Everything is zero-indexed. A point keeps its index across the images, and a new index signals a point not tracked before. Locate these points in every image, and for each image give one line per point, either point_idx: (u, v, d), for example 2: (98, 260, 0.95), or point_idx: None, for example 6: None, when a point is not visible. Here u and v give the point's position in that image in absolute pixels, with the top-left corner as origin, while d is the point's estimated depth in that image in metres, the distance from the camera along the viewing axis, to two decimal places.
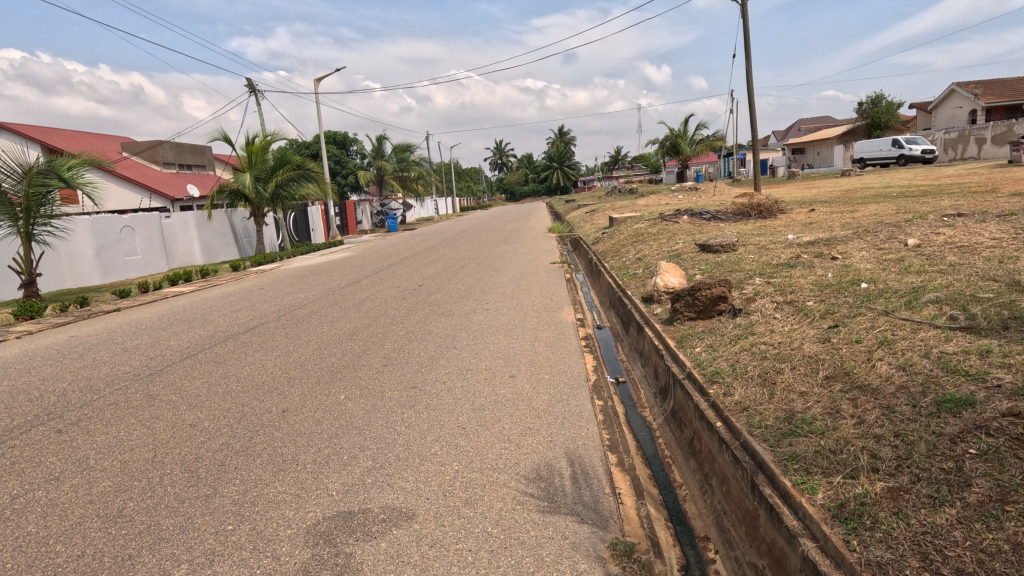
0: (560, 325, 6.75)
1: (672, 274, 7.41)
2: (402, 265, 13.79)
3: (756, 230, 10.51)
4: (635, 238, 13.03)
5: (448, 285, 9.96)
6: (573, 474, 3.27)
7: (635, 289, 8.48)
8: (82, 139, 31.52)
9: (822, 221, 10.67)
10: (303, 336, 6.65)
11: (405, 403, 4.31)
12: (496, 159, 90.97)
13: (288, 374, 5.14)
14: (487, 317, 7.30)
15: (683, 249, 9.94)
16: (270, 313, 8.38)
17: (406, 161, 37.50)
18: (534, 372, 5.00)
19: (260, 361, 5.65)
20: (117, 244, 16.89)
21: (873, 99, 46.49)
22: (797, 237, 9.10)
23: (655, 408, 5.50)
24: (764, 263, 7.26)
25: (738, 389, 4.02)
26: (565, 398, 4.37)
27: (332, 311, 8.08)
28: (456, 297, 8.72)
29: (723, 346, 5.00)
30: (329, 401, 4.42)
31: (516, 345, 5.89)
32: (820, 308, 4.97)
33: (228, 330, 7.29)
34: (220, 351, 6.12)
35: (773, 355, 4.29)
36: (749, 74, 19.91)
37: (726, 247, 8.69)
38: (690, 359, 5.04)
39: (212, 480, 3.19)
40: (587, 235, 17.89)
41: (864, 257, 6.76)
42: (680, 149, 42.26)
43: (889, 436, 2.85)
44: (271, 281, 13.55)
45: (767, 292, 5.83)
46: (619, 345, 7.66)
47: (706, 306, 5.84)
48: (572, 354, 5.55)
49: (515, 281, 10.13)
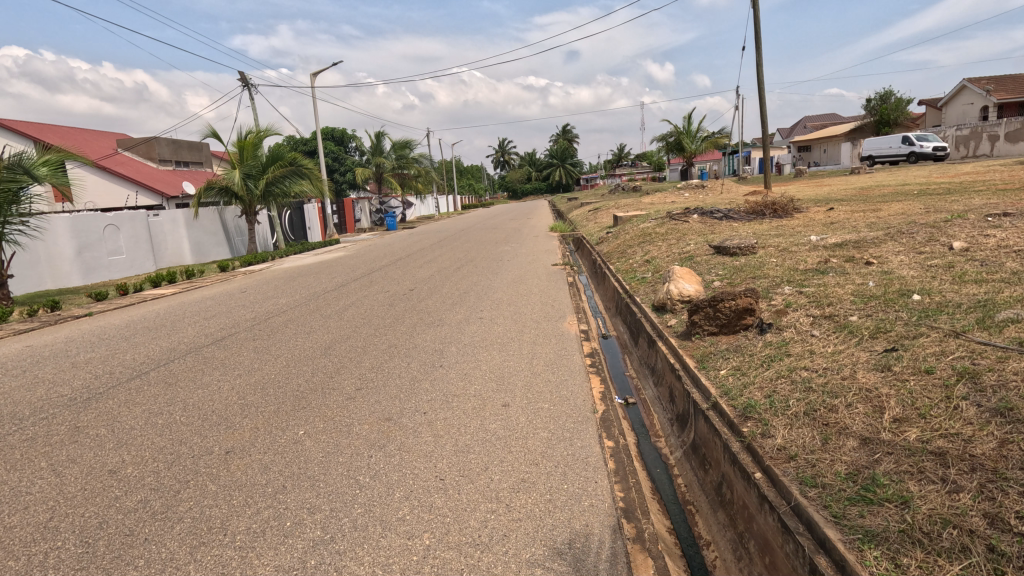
0: (562, 339, 6.00)
1: (688, 280, 6.63)
2: (397, 265, 13.07)
3: (774, 230, 9.75)
4: (642, 239, 12.25)
5: (441, 289, 9.24)
6: (579, 552, 2.52)
7: (645, 295, 7.74)
8: (74, 135, 30.85)
9: (845, 220, 9.89)
10: (272, 351, 5.90)
11: (374, 442, 3.58)
12: (498, 157, 90.27)
13: (244, 400, 4.41)
14: (481, 328, 6.56)
15: (696, 251, 9.20)
16: (245, 321, 7.66)
17: (405, 158, 36.80)
18: (530, 400, 4.25)
19: (217, 382, 4.92)
20: (99, 243, 16.20)
21: (881, 95, 45.62)
22: (821, 239, 8.32)
23: (671, 438, 4.74)
24: (790, 268, 6.51)
25: (781, 430, 3.28)
26: (566, 438, 3.61)
27: (311, 320, 7.33)
28: (448, 303, 7.95)
29: (754, 370, 4.23)
30: (284, 439, 3.68)
31: (511, 364, 5.14)
32: (868, 325, 4.21)
33: (194, 342, 6.55)
34: (176, 368, 5.38)
35: (820, 385, 3.54)
36: (759, 67, 19.09)
37: (744, 249, 7.93)
38: (714, 385, 4.28)
39: (110, 561, 2.46)
40: (590, 234, 17.16)
41: (904, 262, 6.00)
42: (685, 146, 41.42)
43: (1011, 521, 2.14)
44: (257, 283, 12.82)
45: (800, 303, 5.06)
46: (627, 358, 6.93)
47: (730, 320, 5.09)
48: (576, 376, 4.80)
49: (513, 286, 9.35)
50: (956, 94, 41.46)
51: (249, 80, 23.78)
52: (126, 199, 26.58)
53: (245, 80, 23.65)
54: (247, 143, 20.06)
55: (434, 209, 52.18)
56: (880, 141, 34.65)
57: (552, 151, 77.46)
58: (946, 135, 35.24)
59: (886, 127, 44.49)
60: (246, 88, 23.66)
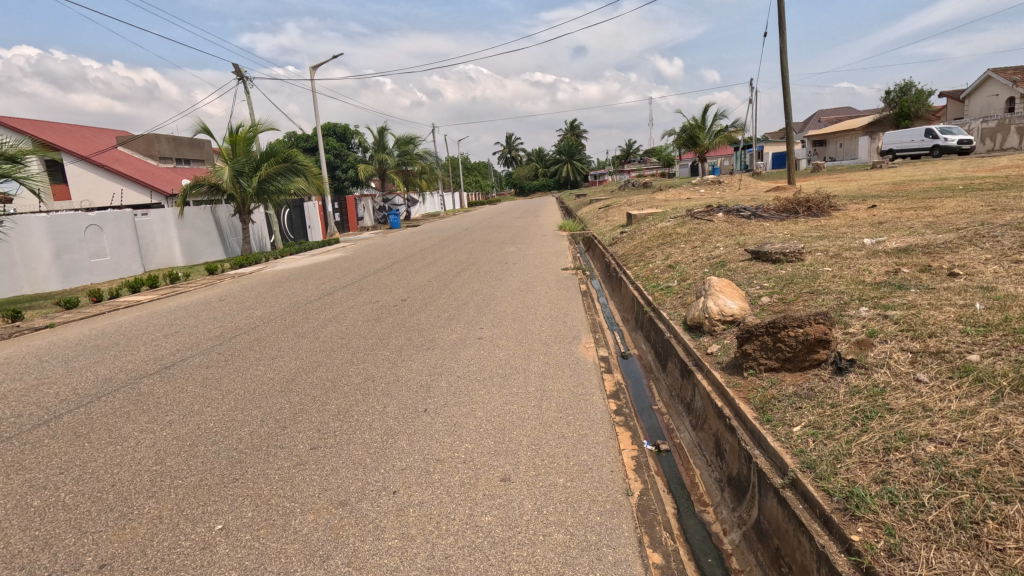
0: (578, 370, 4.86)
1: (730, 296, 5.47)
2: (393, 269, 12.02)
3: (815, 231, 8.58)
4: (662, 240, 11.10)
5: (438, 299, 8.17)
6: None
7: (674, 310, 6.60)
8: (73, 132, 30.07)
9: (896, 221, 8.70)
10: (224, 384, 4.85)
11: (315, 551, 2.50)
12: (506, 153, 89.15)
13: (161, 467, 3.33)
14: (481, 352, 5.48)
15: (727, 256, 8.07)
16: (209, 340, 6.62)
17: (409, 154, 35.74)
18: (538, 473, 3.13)
19: (139, 433, 3.86)
20: (80, 245, 15.25)
21: (900, 87, 43.99)
22: (877, 243, 7.14)
23: (724, 511, 3.60)
24: (856, 280, 5.34)
25: (925, 555, 2.14)
26: (591, 548, 2.50)
27: (282, 340, 6.27)
28: (443, 320, 6.85)
29: (844, 432, 3.09)
30: (188, 543, 2.58)
31: (514, 410, 4.03)
32: (1003, 370, 3.06)
33: (138, 369, 5.50)
34: (99, 411, 4.32)
35: (967, 474, 2.40)
36: (782, 54, 17.83)
37: (789, 256, 6.77)
38: (788, 451, 3.14)
39: None
40: (603, 233, 16.06)
41: (1002, 275, 4.84)
42: (698, 140, 40.04)
43: None
44: (242, 289, 11.82)
45: (888, 331, 3.89)
46: (654, 388, 5.84)
47: (796, 353, 3.95)
48: (598, 430, 3.68)
49: (518, 296, 8.23)
50: (980, 85, 39.86)
51: (244, 73, 22.79)
52: (118, 196, 25.74)
53: (241, 74, 22.67)
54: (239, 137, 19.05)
55: (440, 207, 51.16)
56: (902, 134, 33.14)
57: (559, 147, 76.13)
58: (971, 128, 33.73)
59: (906, 120, 42.92)
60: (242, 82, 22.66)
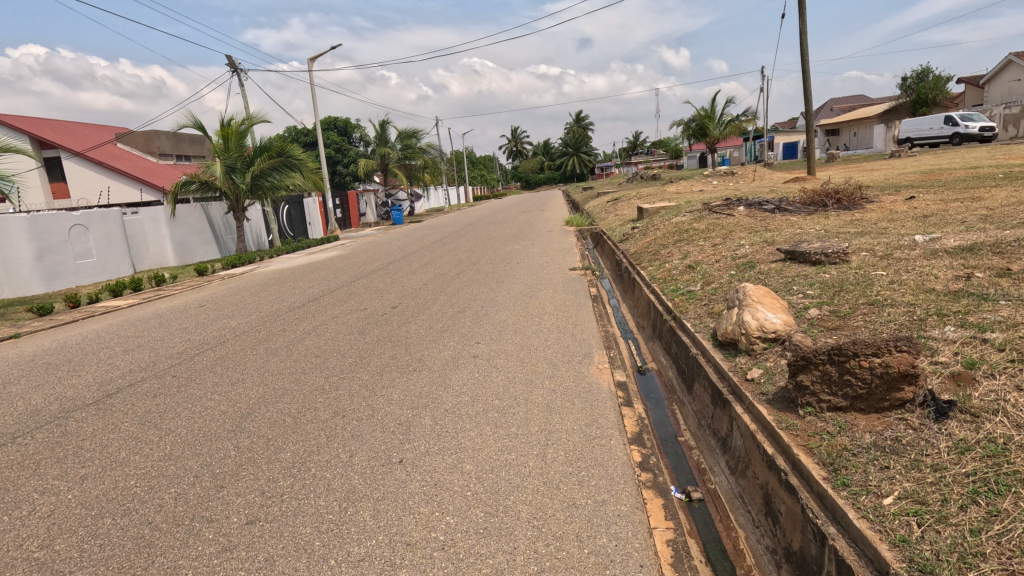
0: (591, 403, 4.01)
1: (771, 308, 4.59)
2: (388, 270, 11.23)
3: (853, 227, 7.66)
4: (678, 237, 10.23)
5: (432, 306, 7.38)
6: None
7: (698, 321, 5.74)
8: (70, 129, 29.44)
9: (943, 215, 7.77)
10: (167, 418, 4.06)
11: None
12: (512, 147, 88.30)
13: (45, 555, 2.53)
14: (476, 376, 4.67)
15: (756, 255, 7.20)
16: (168, 357, 5.85)
17: (411, 147, 34.90)
18: (541, 570, 2.31)
19: (36, 496, 3.06)
20: (63, 245, 14.55)
21: (917, 73, 42.63)
22: (931, 241, 6.23)
23: None
24: (925, 288, 4.44)
25: None
26: None
27: (250, 358, 5.49)
28: (435, 333, 6.01)
29: (966, 515, 2.24)
30: None
31: (510, 462, 3.19)
32: None
33: (76, 398, 4.70)
34: (4, 460, 3.52)
35: None
36: (801, 36, 16.78)
37: (832, 257, 5.86)
38: (884, 538, 2.29)
39: None
40: (612, 228, 15.23)
41: None
42: (709, 131, 38.80)
43: None
44: (227, 292, 11.11)
45: (993, 363, 3.01)
46: (679, 415, 5.00)
47: (872, 391, 3.07)
48: (619, 496, 2.84)
49: (521, 303, 7.38)
50: (1001, 70, 38.28)
51: (238, 65, 21.99)
52: (106, 193, 25.00)
53: (234, 66, 21.85)
54: (231, 131, 18.27)
55: (444, 202, 50.35)
56: (921, 121, 31.87)
57: (565, 139, 74.85)
58: (994, 114, 32.46)
59: (924, 107, 41.61)
60: (236, 75, 21.89)
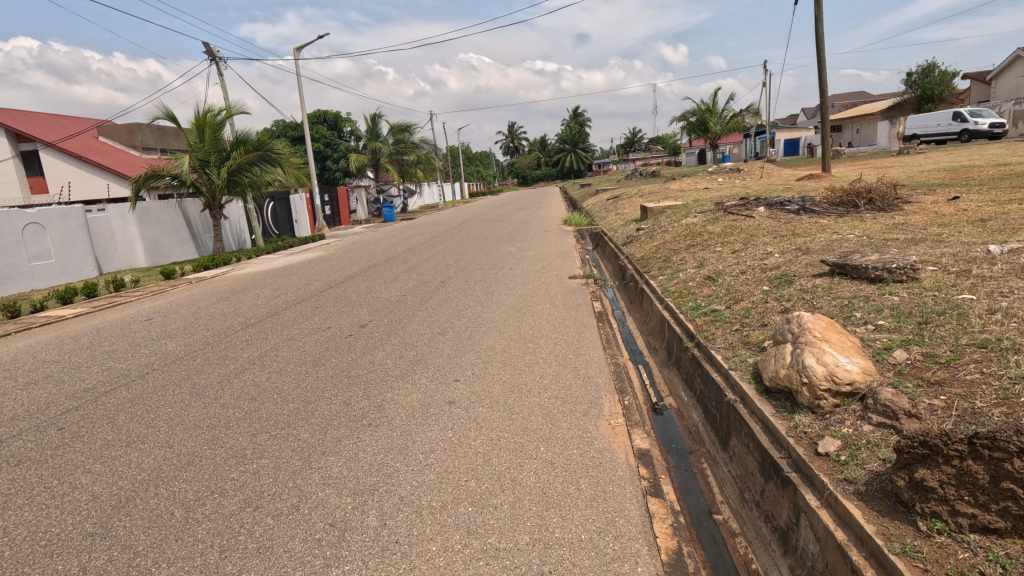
0: (605, 490, 2.87)
1: (841, 348, 3.44)
2: (366, 277, 10.07)
3: (902, 234, 6.51)
4: (690, 240, 9.12)
5: (405, 326, 6.20)
6: None
7: (732, 354, 4.59)
8: (44, 119, 28.13)
9: (1004, 219, 6.67)
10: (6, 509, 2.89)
11: None
12: (508, 143, 87.00)
13: None
14: (446, 436, 3.51)
15: (792, 266, 6.06)
16: (60, 398, 4.64)
17: (404, 142, 33.58)
18: None
19: None
20: (17, 246, 13.30)
21: (922, 68, 41.50)
22: (1011, 252, 5.12)
23: None
24: None
25: None
26: None
27: (166, 402, 4.33)
28: (404, 365, 4.86)
29: None
30: None
31: None
32: None
33: None
34: None
35: None
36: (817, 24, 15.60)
37: (896, 273, 4.74)
38: None
39: None
40: (614, 228, 14.10)
41: None
42: (710, 126, 37.61)
43: None
44: (184, 300, 9.92)
45: None
46: (712, 480, 3.84)
47: None
48: None
49: (512, 322, 6.24)
50: (1009, 65, 37.10)
51: (217, 53, 20.71)
52: (66, 188, 23.71)
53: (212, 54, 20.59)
54: (206, 123, 17.00)
55: (438, 198, 49.04)
56: (928, 118, 30.78)
57: (563, 134, 73.46)
58: (1004, 111, 31.37)
59: (929, 102, 40.54)
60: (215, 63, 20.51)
